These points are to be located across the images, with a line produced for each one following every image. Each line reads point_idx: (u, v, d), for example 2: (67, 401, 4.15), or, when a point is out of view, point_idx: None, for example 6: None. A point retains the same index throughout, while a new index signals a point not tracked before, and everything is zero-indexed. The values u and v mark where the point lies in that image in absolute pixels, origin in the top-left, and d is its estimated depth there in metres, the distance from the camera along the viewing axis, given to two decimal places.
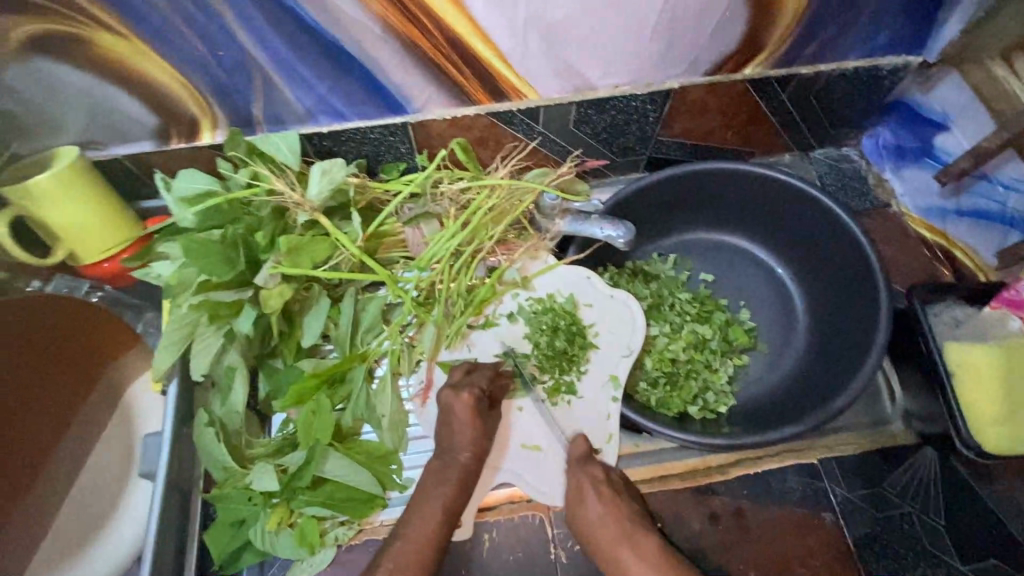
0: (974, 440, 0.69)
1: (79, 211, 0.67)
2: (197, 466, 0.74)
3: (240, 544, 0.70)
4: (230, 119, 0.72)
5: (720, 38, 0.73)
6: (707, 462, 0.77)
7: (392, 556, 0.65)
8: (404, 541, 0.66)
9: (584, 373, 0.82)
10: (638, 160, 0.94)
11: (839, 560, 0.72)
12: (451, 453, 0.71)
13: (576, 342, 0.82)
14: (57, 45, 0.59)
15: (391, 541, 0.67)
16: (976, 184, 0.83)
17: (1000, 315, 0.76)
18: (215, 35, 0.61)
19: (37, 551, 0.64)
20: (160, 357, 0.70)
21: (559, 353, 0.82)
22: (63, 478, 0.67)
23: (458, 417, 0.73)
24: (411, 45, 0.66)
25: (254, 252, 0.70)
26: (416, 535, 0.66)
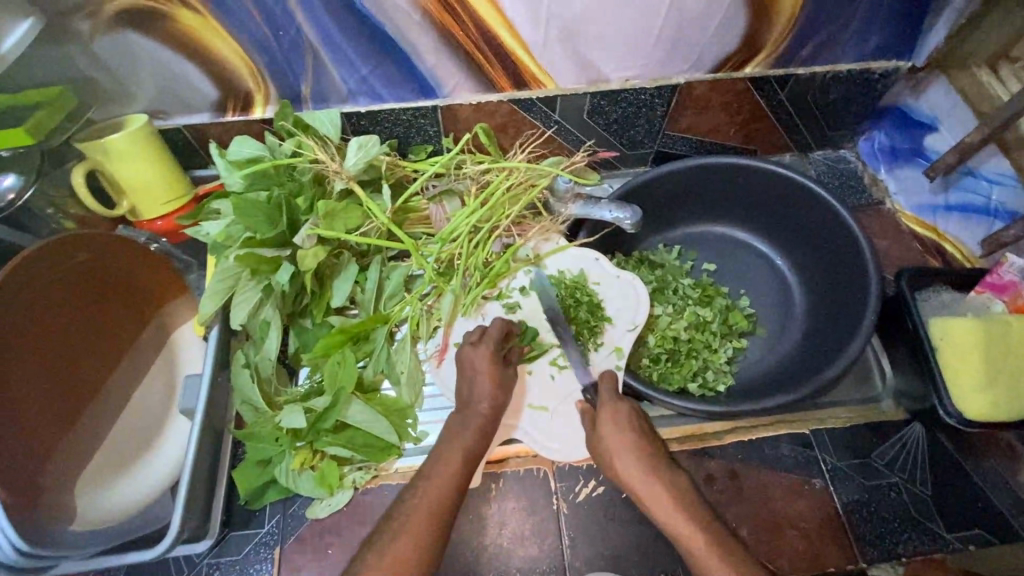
0: (955, 408, 0.73)
1: (144, 169, 0.76)
2: (230, 409, 0.81)
3: (266, 480, 0.76)
4: (280, 96, 0.80)
5: (722, 37, 0.81)
6: (704, 429, 0.82)
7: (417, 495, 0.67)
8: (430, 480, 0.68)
9: (600, 345, 0.87)
10: (645, 154, 1.02)
11: (828, 522, 0.76)
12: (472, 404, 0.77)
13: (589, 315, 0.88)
14: (140, 19, 0.68)
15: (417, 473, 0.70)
16: (962, 180, 0.90)
17: (984, 299, 0.81)
18: (276, 17, 0.70)
19: (88, 469, 0.70)
20: (205, 304, 0.77)
21: (581, 323, 0.88)
22: (112, 405, 0.74)
23: (479, 369, 0.77)
24: (445, 32, 0.75)
25: (294, 215, 0.78)
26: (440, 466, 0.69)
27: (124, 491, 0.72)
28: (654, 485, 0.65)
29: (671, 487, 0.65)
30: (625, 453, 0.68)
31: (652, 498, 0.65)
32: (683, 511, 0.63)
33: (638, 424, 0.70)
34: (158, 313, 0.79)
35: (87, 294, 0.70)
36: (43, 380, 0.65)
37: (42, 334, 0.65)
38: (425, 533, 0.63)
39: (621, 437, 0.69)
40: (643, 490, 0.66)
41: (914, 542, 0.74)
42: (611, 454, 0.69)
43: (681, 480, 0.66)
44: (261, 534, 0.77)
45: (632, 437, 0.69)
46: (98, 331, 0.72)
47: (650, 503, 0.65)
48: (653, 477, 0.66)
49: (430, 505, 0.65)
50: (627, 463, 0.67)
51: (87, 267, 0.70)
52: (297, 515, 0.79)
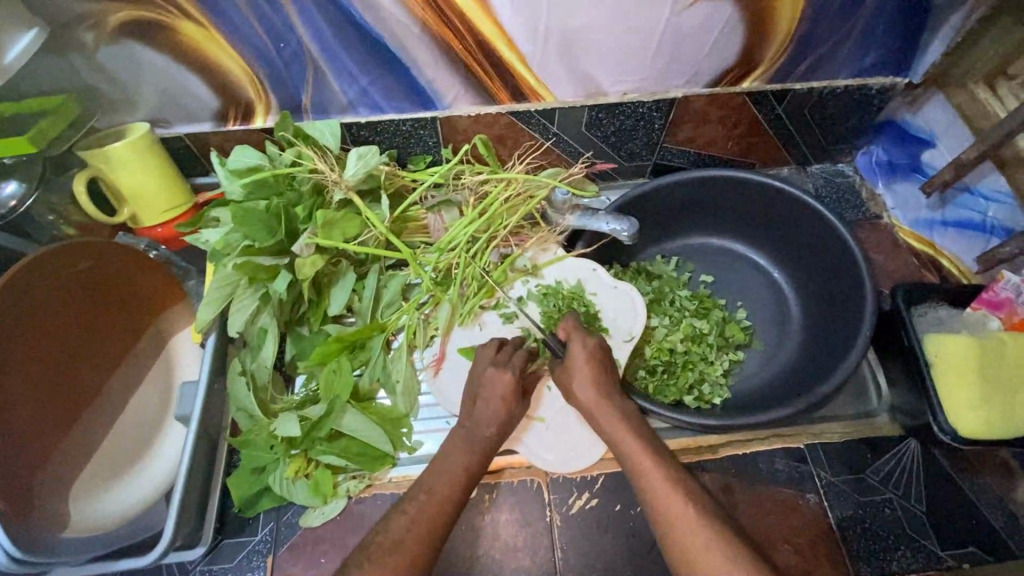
0: (949, 425, 0.73)
1: (145, 177, 0.77)
2: (225, 415, 0.81)
3: (261, 488, 0.76)
4: (281, 106, 0.81)
5: (719, 52, 0.82)
6: (699, 442, 0.82)
7: (419, 504, 0.67)
8: (429, 496, 0.68)
9: None
10: (643, 166, 1.02)
11: (822, 538, 0.75)
12: (468, 413, 0.77)
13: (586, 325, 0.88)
14: (144, 30, 0.69)
15: (415, 493, 0.69)
16: (959, 196, 0.90)
17: (980, 316, 0.80)
18: (278, 30, 0.71)
19: (81, 478, 0.70)
20: (203, 312, 0.77)
21: None
22: (110, 410, 0.74)
23: (488, 382, 0.78)
24: (444, 46, 0.75)
25: (293, 224, 0.79)
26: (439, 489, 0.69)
27: (120, 496, 0.72)
28: (611, 417, 0.72)
29: (627, 419, 0.72)
30: (586, 386, 0.75)
31: (611, 428, 0.72)
32: (636, 440, 0.70)
33: (602, 361, 0.77)
34: (156, 320, 0.80)
35: (89, 299, 0.71)
36: (43, 383, 0.66)
37: (44, 338, 0.66)
38: (423, 546, 0.64)
39: (585, 371, 0.76)
40: (601, 418, 0.73)
41: (908, 560, 0.74)
42: (574, 385, 0.76)
43: (634, 411, 0.74)
44: (254, 542, 0.77)
45: (595, 373, 0.76)
46: (99, 335, 0.73)
47: (608, 432, 0.72)
48: (613, 412, 0.73)
49: (429, 521, 0.65)
50: (590, 396, 0.75)
51: (90, 272, 0.71)
52: (290, 523, 0.79)
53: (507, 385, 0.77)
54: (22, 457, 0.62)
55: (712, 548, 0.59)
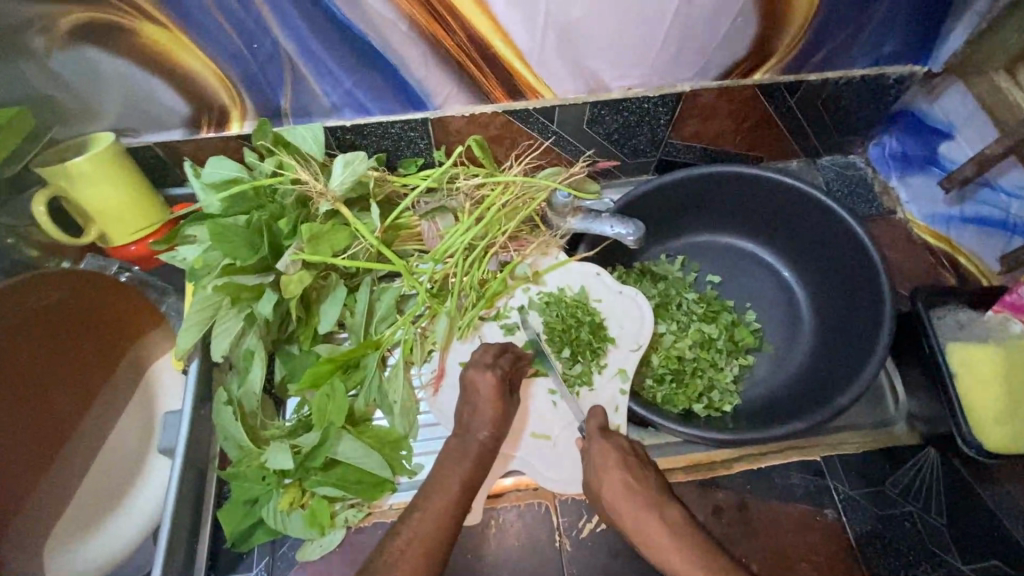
0: (976, 440, 0.69)
1: (113, 195, 0.71)
2: (213, 445, 0.76)
3: (253, 521, 0.72)
4: (258, 111, 0.75)
5: (731, 43, 0.76)
6: (712, 457, 0.79)
7: (413, 525, 0.64)
8: (425, 513, 0.65)
9: (603, 367, 0.83)
10: (647, 163, 0.97)
11: (841, 555, 0.73)
12: (472, 437, 0.72)
13: (591, 336, 0.84)
14: (101, 33, 0.63)
15: (411, 511, 0.65)
16: (979, 192, 0.85)
17: (1002, 320, 0.77)
18: (250, 29, 0.65)
19: (60, 522, 0.66)
20: (183, 337, 0.72)
21: (584, 344, 0.84)
22: (87, 448, 0.70)
23: (483, 394, 0.74)
24: (434, 42, 0.69)
25: (277, 239, 0.73)
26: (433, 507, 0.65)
27: (103, 540, 0.68)
28: (653, 526, 0.64)
29: (674, 528, 0.64)
30: (627, 498, 0.67)
31: (656, 543, 0.64)
32: (685, 555, 0.61)
33: (637, 469, 0.70)
34: (134, 346, 0.75)
35: (53, 335, 0.67)
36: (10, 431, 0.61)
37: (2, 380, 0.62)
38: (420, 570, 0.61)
39: (621, 482, 0.68)
40: (646, 535, 0.64)
41: None
42: (612, 501, 0.68)
43: (680, 518, 0.65)
44: None
45: (633, 480, 0.68)
46: (71, 371, 0.68)
47: (654, 546, 0.64)
48: (654, 523, 0.65)
49: (424, 542, 0.63)
50: (631, 510, 0.66)
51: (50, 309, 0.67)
52: (286, 556, 0.75)
53: (495, 392, 0.74)
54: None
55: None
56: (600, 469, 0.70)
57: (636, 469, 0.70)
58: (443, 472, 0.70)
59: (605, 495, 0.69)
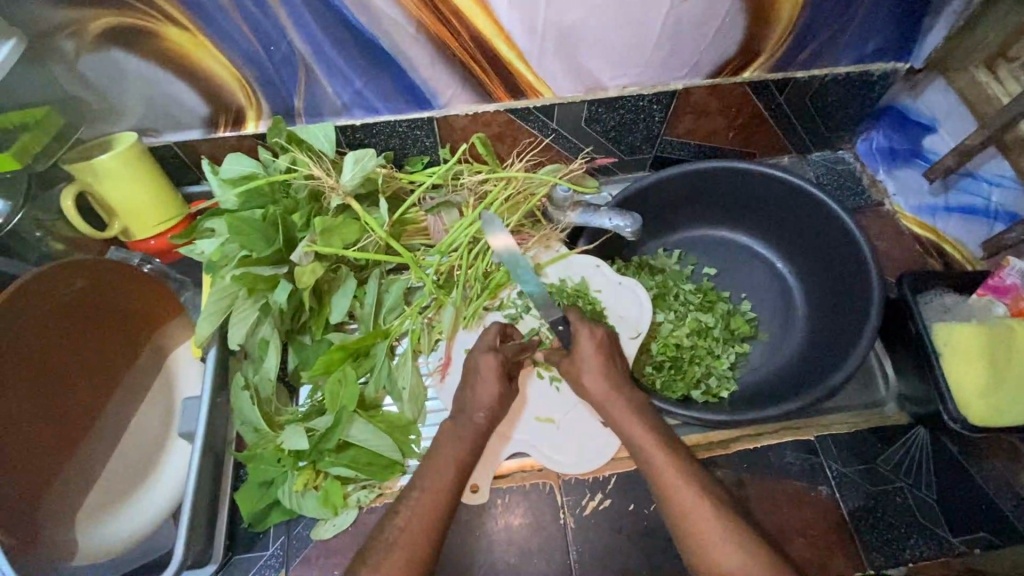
0: (960, 414, 0.73)
1: (134, 190, 0.75)
2: (230, 429, 0.80)
3: (269, 502, 0.75)
4: (273, 111, 0.79)
5: (720, 43, 0.80)
6: (709, 438, 0.82)
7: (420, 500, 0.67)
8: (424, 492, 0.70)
9: None
10: (643, 160, 1.01)
11: (835, 530, 0.76)
12: (472, 421, 0.76)
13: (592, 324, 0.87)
14: (126, 37, 0.67)
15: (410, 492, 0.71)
16: (961, 181, 0.89)
17: (986, 302, 0.80)
18: (266, 32, 0.69)
19: (88, 499, 0.69)
20: (202, 325, 0.75)
21: None
22: (110, 431, 0.73)
23: (483, 373, 0.78)
24: (440, 43, 0.73)
25: (291, 231, 0.76)
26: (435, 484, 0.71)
27: (120, 525, 0.70)
28: (634, 420, 0.72)
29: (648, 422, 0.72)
30: (603, 385, 0.75)
31: (628, 429, 0.72)
32: (655, 441, 0.70)
33: (611, 354, 0.78)
34: (154, 335, 0.79)
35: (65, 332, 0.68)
36: (27, 429, 0.63)
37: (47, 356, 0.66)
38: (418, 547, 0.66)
39: (604, 375, 0.75)
40: (621, 424, 0.73)
41: (920, 547, 0.74)
42: (595, 391, 0.75)
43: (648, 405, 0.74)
44: (265, 557, 0.76)
45: (614, 378, 0.75)
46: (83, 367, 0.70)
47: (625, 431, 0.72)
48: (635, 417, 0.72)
49: (424, 518, 0.68)
50: (610, 399, 0.74)
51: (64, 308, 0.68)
52: (300, 536, 0.78)
53: (498, 378, 0.78)
54: (17, 499, 0.61)
55: (717, 519, 0.62)
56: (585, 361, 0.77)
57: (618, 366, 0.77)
58: (446, 449, 0.74)
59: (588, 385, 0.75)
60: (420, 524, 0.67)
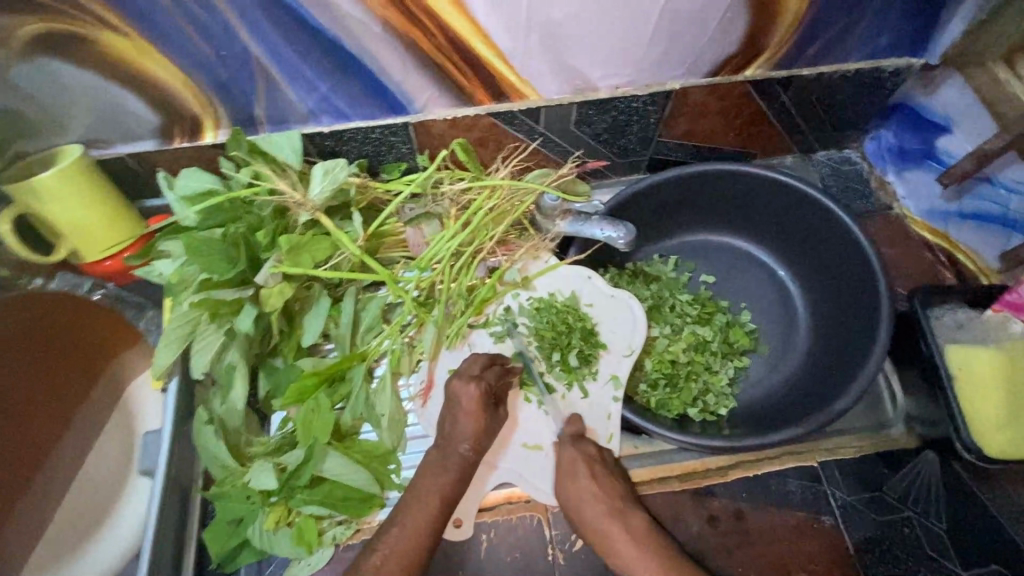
0: (974, 443, 0.68)
1: (82, 210, 0.68)
2: (197, 463, 0.75)
3: (237, 544, 0.70)
4: (232, 119, 0.72)
5: (720, 39, 0.74)
6: (706, 465, 0.77)
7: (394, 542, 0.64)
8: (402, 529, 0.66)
9: (596, 373, 0.81)
10: (638, 162, 0.95)
11: (840, 564, 0.72)
12: (457, 452, 0.72)
13: (582, 343, 0.82)
14: (60, 44, 0.60)
15: (388, 528, 0.67)
16: (978, 187, 0.84)
17: (1001, 319, 0.75)
18: (216, 35, 0.62)
19: (38, 547, 0.65)
20: (161, 355, 0.70)
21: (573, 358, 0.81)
22: (65, 471, 0.69)
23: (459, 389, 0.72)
24: (411, 44, 0.67)
25: (255, 251, 0.70)
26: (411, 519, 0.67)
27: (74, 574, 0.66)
28: (625, 543, 0.68)
29: (638, 538, 0.68)
30: (595, 501, 0.70)
31: (617, 549, 0.68)
32: (651, 564, 0.66)
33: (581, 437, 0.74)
34: (111, 365, 0.74)
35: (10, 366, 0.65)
36: None
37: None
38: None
39: (591, 492, 0.70)
40: (609, 544, 0.68)
41: None
42: (581, 510, 0.70)
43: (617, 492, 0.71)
44: None
45: (602, 491, 0.70)
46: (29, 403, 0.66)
47: (613, 550, 0.68)
48: (623, 534, 0.68)
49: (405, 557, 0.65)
50: (597, 519, 0.69)
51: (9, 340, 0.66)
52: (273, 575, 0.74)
53: (479, 408, 0.73)
54: None
55: None
56: (569, 475, 0.72)
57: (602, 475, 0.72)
58: (423, 484, 0.69)
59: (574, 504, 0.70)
60: None
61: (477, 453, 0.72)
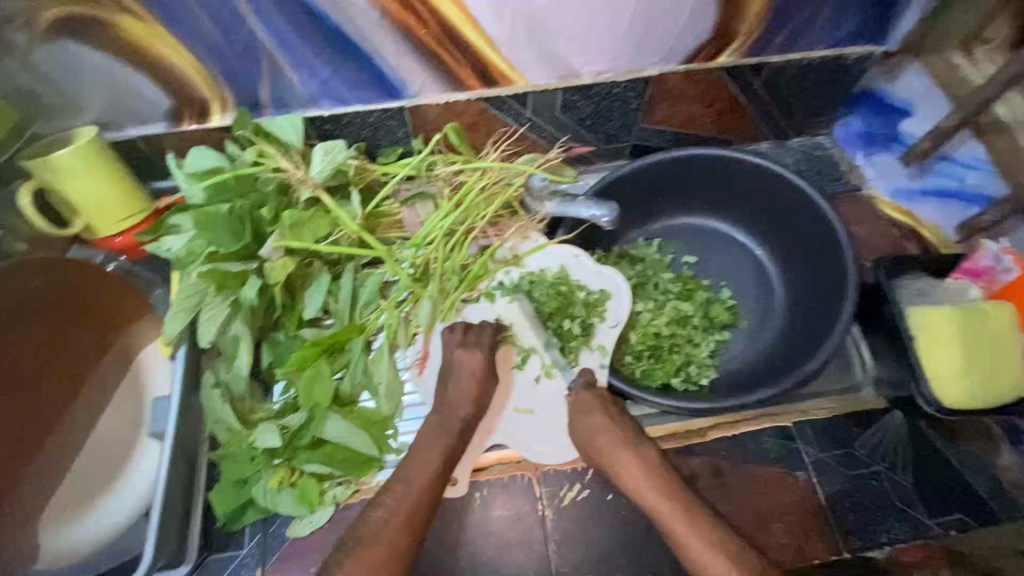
0: (933, 397, 0.74)
1: (97, 187, 0.73)
2: (203, 429, 0.79)
3: (244, 501, 0.74)
4: (238, 102, 0.77)
5: (694, 27, 0.79)
6: (689, 426, 0.82)
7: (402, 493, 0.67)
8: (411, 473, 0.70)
9: (590, 342, 0.85)
10: (621, 148, 1.00)
11: (812, 515, 0.76)
12: (458, 416, 0.76)
13: (585, 313, 0.86)
14: (79, 27, 0.65)
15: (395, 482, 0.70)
16: (938, 165, 0.91)
17: (962, 286, 0.81)
18: (227, 21, 0.67)
19: (53, 501, 0.70)
20: (171, 324, 0.74)
21: (563, 332, 0.86)
22: (76, 434, 0.73)
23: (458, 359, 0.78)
24: (406, 31, 0.72)
25: (259, 226, 0.75)
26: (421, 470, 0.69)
27: (86, 529, 0.70)
28: (630, 465, 0.72)
29: (644, 463, 0.73)
30: (606, 434, 0.75)
31: (625, 474, 0.73)
32: (654, 485, 0.70)
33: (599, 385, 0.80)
34: (120, 335, 0.79)
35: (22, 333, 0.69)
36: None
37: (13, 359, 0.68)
38: (399, 535, 0.66)
39: (601, 423, 0.76)
40: (618, 468, 0.73)
41: (896, 531, 0.75)
42: (594, 439, 0.76)
43: (628, 421, 0.77)
44: (241, 555, 0.76)
45: (612, 423, 0.76)
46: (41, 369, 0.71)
47: (623, 476, 0.73)
48: (631, 459, 0.73)
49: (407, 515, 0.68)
50: (608, 446, 0.74)
51: (20, 305, 0.71)
52: (277, 534, 0.78)
53: (477, 377, 0.78)
54: None
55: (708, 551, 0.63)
56: (582, 412, 0.78)
57: (613, 411, 0.78)
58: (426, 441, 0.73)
59: (588, 435, 0.76)
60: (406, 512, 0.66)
61: (474, 414, 0.76)
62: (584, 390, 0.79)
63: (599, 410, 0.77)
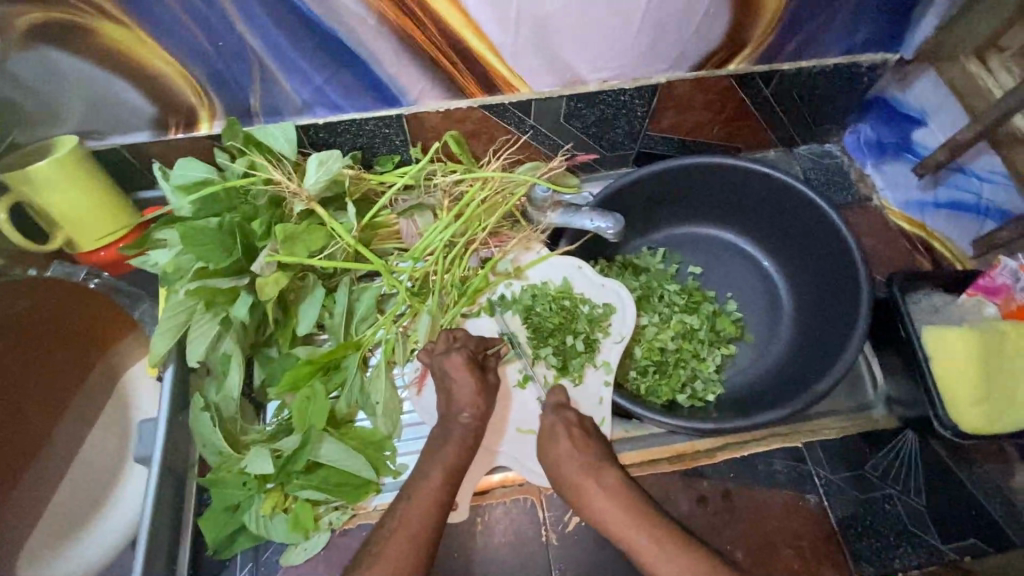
0: (950, 421, 0.71)
1: (79, 199, 0.69)
2: (193, 452, 0.76)
3: (235, 528, 0.71)
4: (227, 110, 0.74)
5: (705, 33, 0.76)
6: (695, 447, 0.79)
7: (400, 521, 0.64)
8: (411, 500, 0.67)
9: (594, 359, 0.82)
10: (627, 155, 0.97)
11: (823, 540, 0.74)
12: (458, 424, 0.73)
13: (588, 328, 0.83)
14: (58, 32, 0.61)
15: (397, 503, 0.67)
16: (951, 177, 0.89)
17: (976, 302, 0.78)
18: (214, 25, 0.63)
19: (34, 530, 0.67)
20: (157, 344, 0.70)
21: (566, 350, 0.83)
22: (60, 458, 0.70)
23: (459, 379, 0.75)
24: (405, 37, 0.68)
25: (251, 239, 0.71)
26: (421, 496, 0.67)
27: (69, 560, 0.67)
28: (596, 494, 0.68)
29: (612, 490, 0.68)
30: (572, 460, 0.70)
31: (594, 504, 0.68)
32: (623, 515, 0.66)
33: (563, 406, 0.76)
34: (106, 354, 0.75)
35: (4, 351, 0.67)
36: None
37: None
38: (407, 560, 0.61)
39: (568, 449, 0.71)
40: (586, 498, 0.69)
41: (910, 557, 0.73)
42: (560, 468, 0.71)
43: (596, 447, 0.72)
44: None
45: (579, 449, 0.71)
46: (22, 391, 0.67)
47: (592, 506, 0.68)
48: (599, 489, 0.68)
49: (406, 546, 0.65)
50: (574, 476, 0.70)
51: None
52: (270, 561, 0.75)
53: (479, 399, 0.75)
54: None
55: None
56: (549, 439, 0.73)
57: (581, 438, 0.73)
58: (426, 465, 0.70)
59: (554, 465, 0.72)
60: (405, 542, 0.63)
61: (475, 437, 0.74)
62: (552, 413, 0.75)
63: (565, 435, 0.73)
